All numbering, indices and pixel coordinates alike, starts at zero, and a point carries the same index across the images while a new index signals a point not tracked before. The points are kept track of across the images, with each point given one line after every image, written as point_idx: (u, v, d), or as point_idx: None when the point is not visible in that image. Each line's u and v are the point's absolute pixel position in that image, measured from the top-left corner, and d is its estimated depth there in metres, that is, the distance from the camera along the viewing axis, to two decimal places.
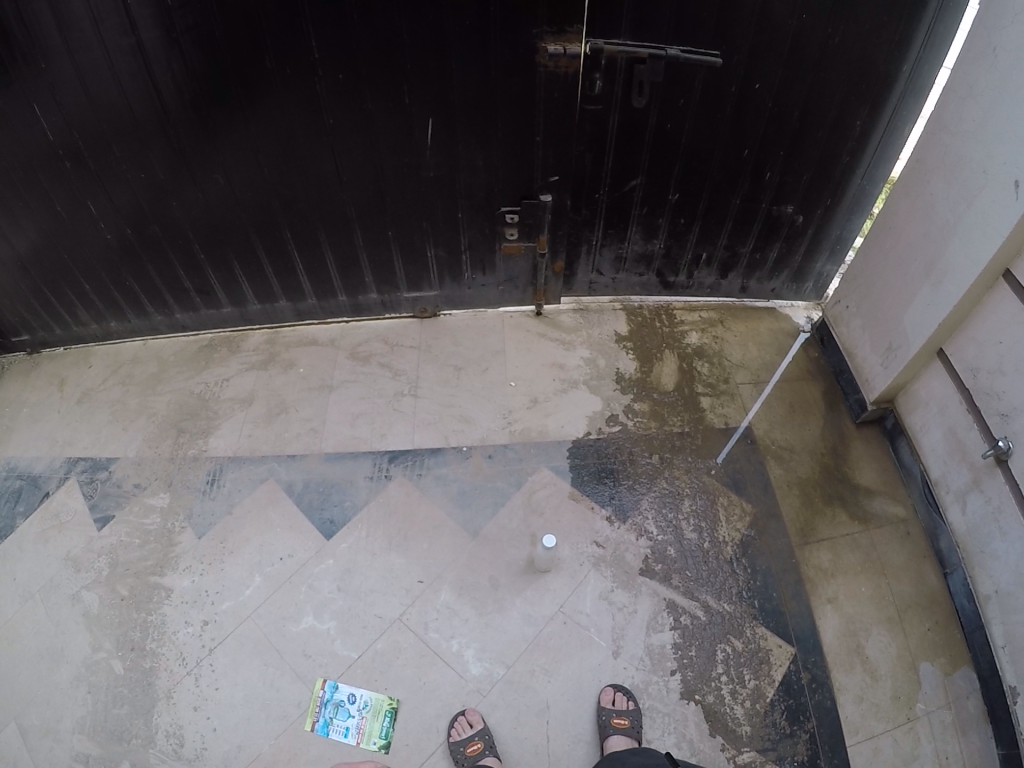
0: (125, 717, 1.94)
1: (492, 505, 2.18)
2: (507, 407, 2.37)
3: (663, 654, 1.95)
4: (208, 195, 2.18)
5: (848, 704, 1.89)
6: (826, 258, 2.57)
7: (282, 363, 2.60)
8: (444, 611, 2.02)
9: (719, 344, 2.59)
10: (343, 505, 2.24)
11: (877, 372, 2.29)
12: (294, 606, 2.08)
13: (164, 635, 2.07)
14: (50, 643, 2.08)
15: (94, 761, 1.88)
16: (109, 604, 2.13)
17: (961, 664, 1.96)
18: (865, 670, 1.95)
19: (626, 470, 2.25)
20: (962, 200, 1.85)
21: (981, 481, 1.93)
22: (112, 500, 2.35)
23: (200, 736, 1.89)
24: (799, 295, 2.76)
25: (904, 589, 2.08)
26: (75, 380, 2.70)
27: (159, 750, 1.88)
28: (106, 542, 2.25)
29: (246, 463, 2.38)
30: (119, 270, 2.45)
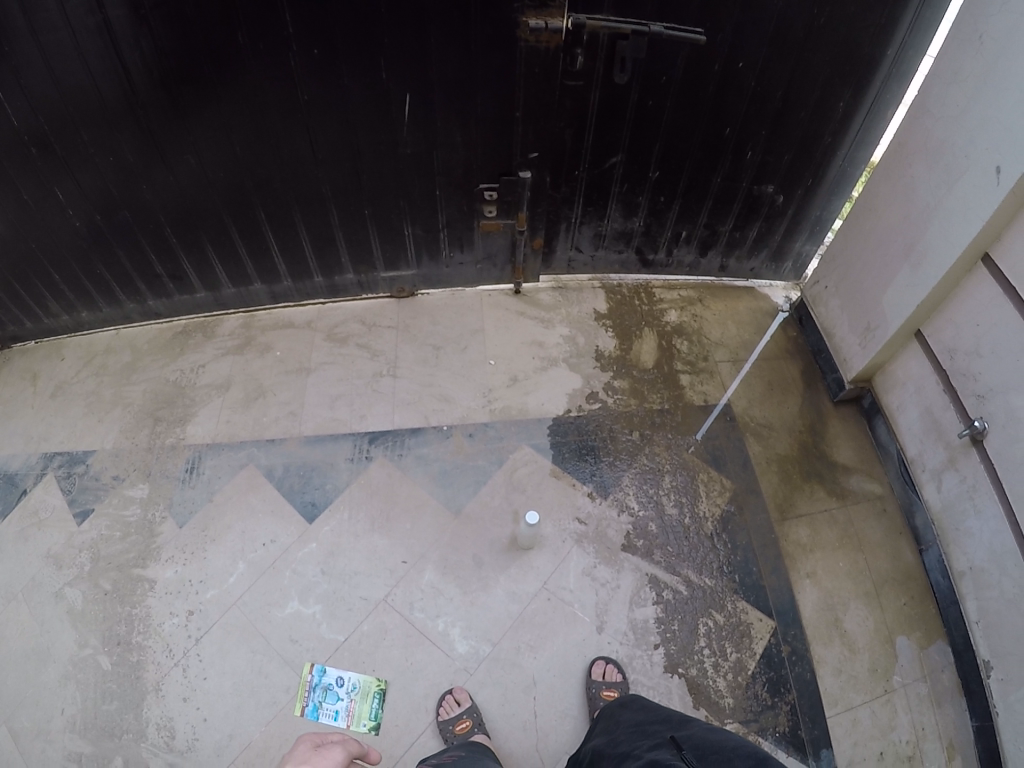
0: (115, 713, 1.94)
1: (474, 484, 2.17)
2: (487, 386, 2.35)
3: (646, 629, 1.96)
4: (180, 178, 2.14)
5: (827, 676, 1.91)
6: (805, 238, 2.58)
7: (259, 347, 2.58)
8: (429, 590, 2.01)
9: (698, 322, 2.60)
10: (325, 488, 2.22)
11: (855, 352, 2.30)
12: (279, 591, 2.07)
13: (150, 628, 2.06)
14: (35, 643, 2.07)
15: (87, 760, 1.89)
16: (92, 600, 2.12)
17: (936, 638, 1.99)
18: (843, 643, 1.96)
19: (607, 448, 2.24)
20: (943, 184, 1.85)
21: (956, 461, 1.95)
22: (92, 494, 2.32)
23: (190, 728, 1.90)
24: (778, 275, 2.77)
25: (881, 563, 2.10)
26: (49, 374, 2.65)
27: (150, 743, 1.90)
28: (87, 538, 2.23)
29: (225, 450, 2.36)
30: (89, 258, 2.40)
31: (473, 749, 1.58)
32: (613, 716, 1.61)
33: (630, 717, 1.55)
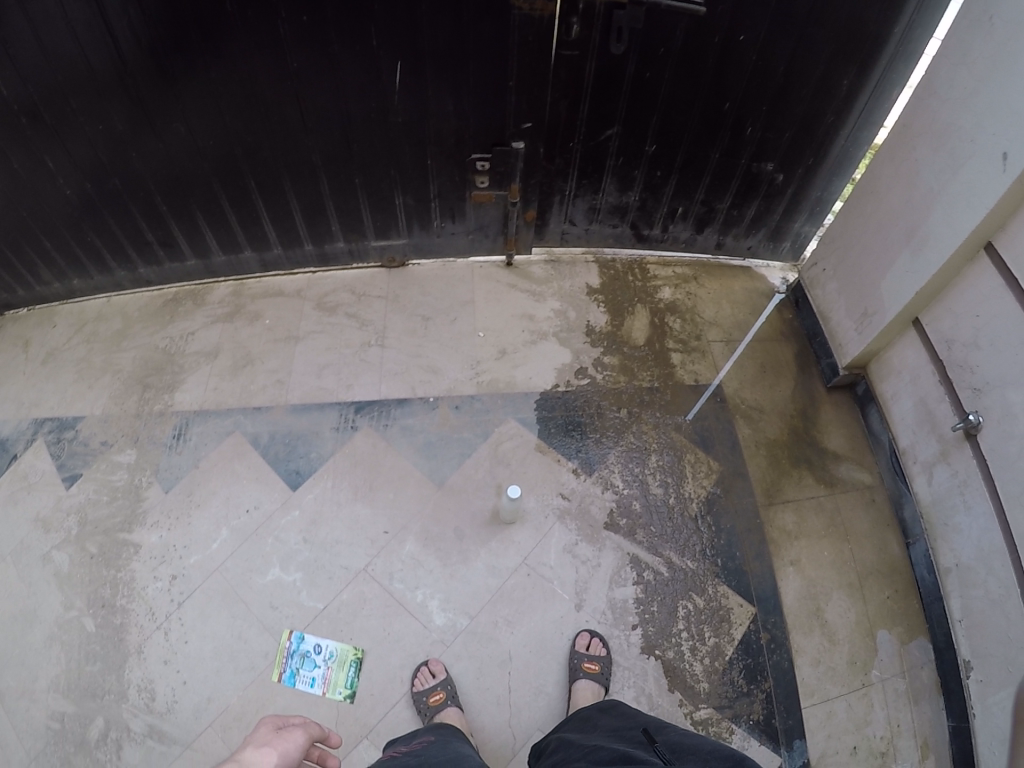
0: (98, 675, 1.95)
1: (458, 457, 2.15)
2: (475, 358, 2.32)
3: (625, 608, 1.95)
4: (170, 146, 2.11)
5: (805, 666, 1.91)
6: (804, 219, 2.54)
7: (247, 315, 2.55)
8: (409, 562, 2.00)
9: (692, 301, 2.57)
10: (309, 456, 2.20)
11: (851, 338, 2.28)
12: (261, 558, 2.06)
13: (134, 591, 2.07)
14: (23, 605, 2.08)
15: (70, 719, 1.90)
16: (79, 563, 2.12)
17: (918, 635, 1.97)
18: (823, 633, 1.96)
19: (594, 424, 2.22)
20: (948, 170, 1.82)
21: (949, 455, 1.93)
22: (80, 459, 2.33)
23: (170, 690, 1.91)
24: (776, 255, 2.73)
25: (866, 555, 2.09)
26: (40, 342, 2.65)
27: (131, 705, 1.90)
28: (74, 502, 2.23)
29: (212, 417, 2.35)
30: (80, 225, 2.37)
31: (448, 733, 1.57)
32: (592, 716, 1.59)
33: (606, 721, 1.54)
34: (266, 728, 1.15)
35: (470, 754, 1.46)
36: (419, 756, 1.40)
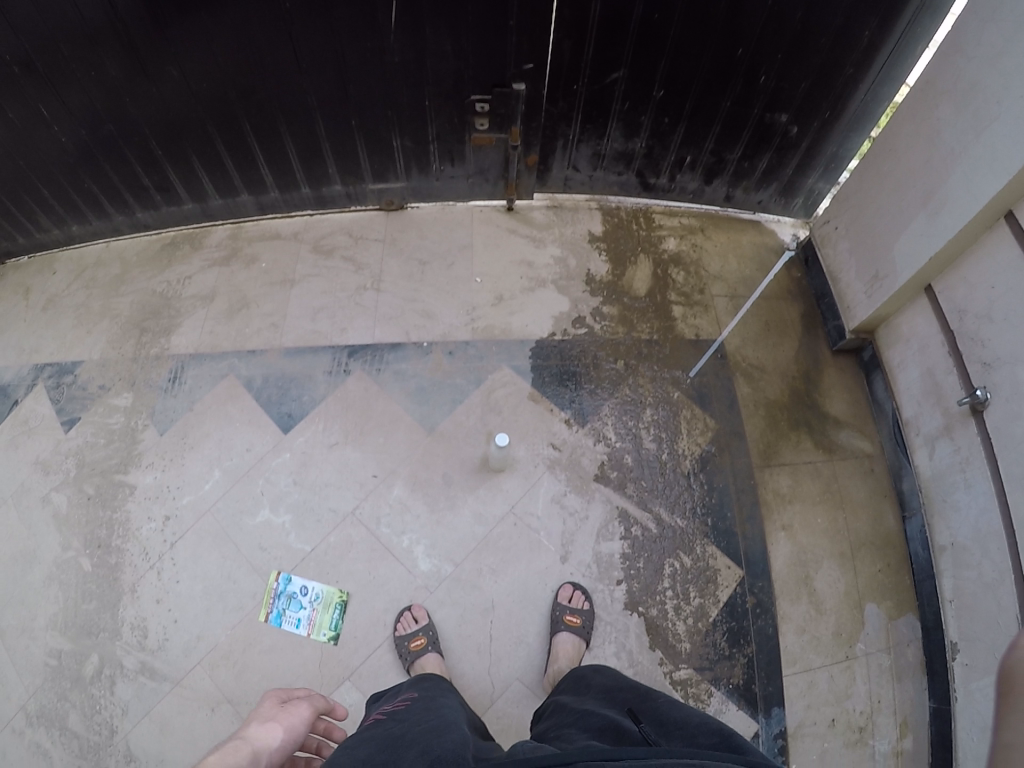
0: (94, 612, 1.99)
1: (450, 403, 2.12)
2: (472, 304, 2.27)
3: (610, 563, 1.94)
4: (163, 90, 2.05)
5: (789, 634, 1.91)
6: (818, 175, 2.45)
7: (244, 258, 2.49)
8: (397, 506, 1.99)
9: (697, 253, 2.51)
10: (301, 400, 2.17)
11: (861, 301, 2.21)
12: (251, 498, 2.05)
13: (129, 532, 2.08)
14: (23, 546, 2.12)
15: (67, 656, 1.96)
16: (77, 505, 2.15)
17: (907, 610, 1.95)
18: (811, 602, 1.95)
19: (589, 375, 2.18)
20: (970, 131, 1.74)
21: (952, 429, 1.88)
22: (79, 403, 2.33)
23: (162, 628, 1.95)
24: (787, 211, 2.64)
25: (860, 525, 2.06)
26: (40, 288, 2.63)
27: (124, 642, 1.95)
28: (73, 444, 2.25)
29: (207, 360, 2.31)
30: (77, 172, 2.34)
31: (435, 686, 1.51)
32: (578, 680, 1.52)
33: (595, 680, 1.47)
34: (271, 702, 1.27)
35: (459, 710, 1.39)
36: (403, 710, 1.33)
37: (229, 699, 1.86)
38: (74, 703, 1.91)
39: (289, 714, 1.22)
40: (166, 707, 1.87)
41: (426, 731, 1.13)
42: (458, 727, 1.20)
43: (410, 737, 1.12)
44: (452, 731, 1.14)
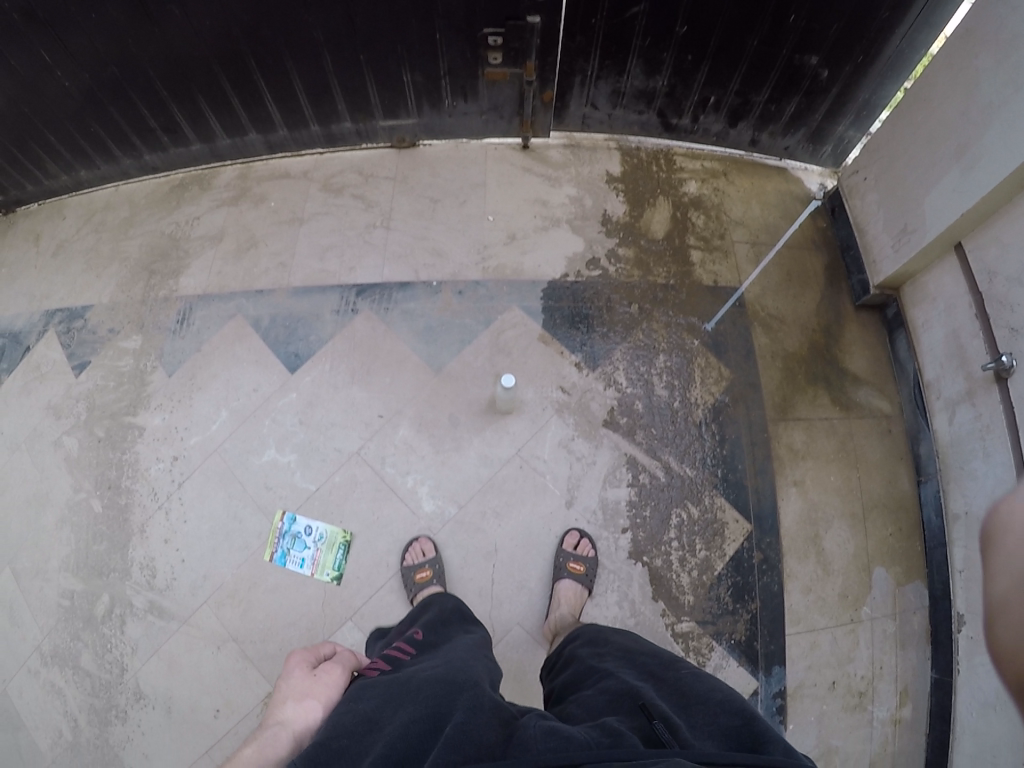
0: (105, 553, 2.01)
1: (458, 343, 2.07)
2: (483, 243, 2.18)
3: (616, 510, 1.91)
4: (167, 30, 1.98)
5: (794, 593, 1.89)
6: (849, 123, 2.35)
7: (254, 197, 2.40)
8: (402, 447, 1.96)
9: (719, 196, 2.41)
10: (309, 340, 2.11)
11: (886, 256, 2.12)
12: (257, 438, 2.02)
13: (138, 472, 2.07)
14: (37, 488, 2.15)
15: (79, 596, 1.99)
16: (87, 447, 2.14)
17: (915, 577, 1.92)
18: (818, 562, 1.92)
19: (602, 319, 2.11)
20: (1011, 82, 1.65)
21: (974, 395, 1.81)
22: (89, 347, 2.30)
23: (169, 568, 1.96)
24: (815, 159, 2.54)
25: (873, 486, 2.00)
26: (51, 233, 2.60)
27: (134, 582, 1.96)
28: (84, 388, 2.23)
29: (215, 301, 2.24)
30: (83, 117, 2.29)
31: (458, 622, 1.43)
32: (609, 634, 1.42)
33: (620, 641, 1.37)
34: (300, 672, 1.15)
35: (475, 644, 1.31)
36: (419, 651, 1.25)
37: (236, 639, 1.88)
38: (86, 643, 1.95)
39: (319, 689, 1.10)
40: (173, 646, 1.90)
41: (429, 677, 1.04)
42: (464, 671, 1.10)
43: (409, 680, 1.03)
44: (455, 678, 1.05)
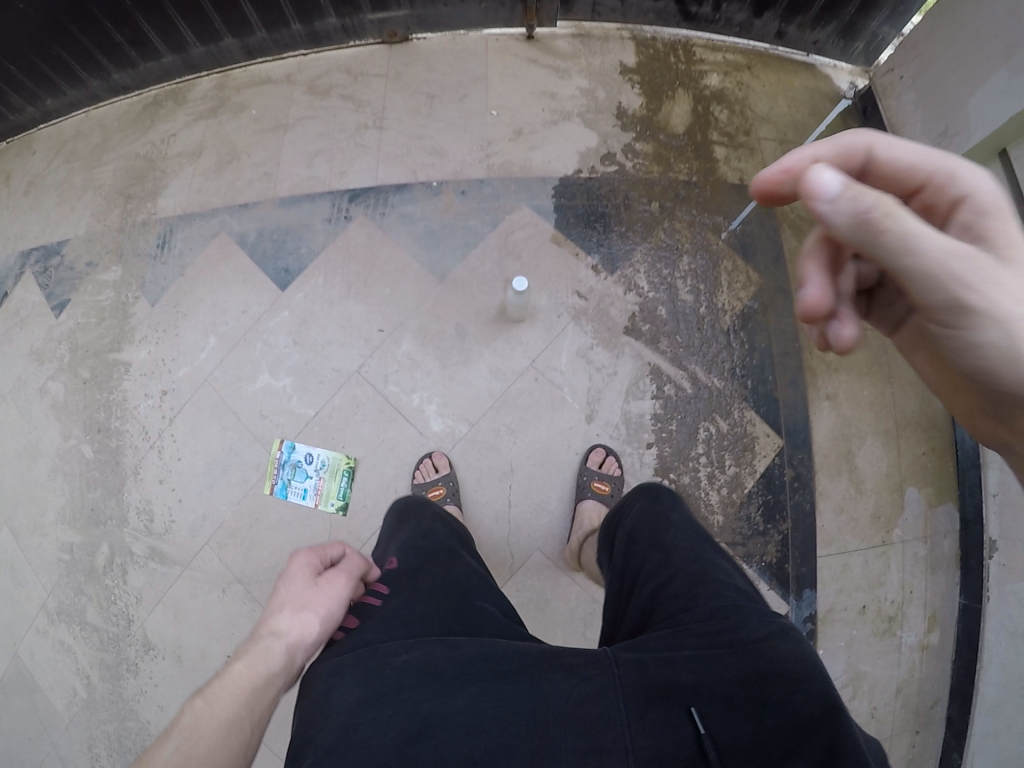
0: (100, 501, 1.87)
1: (462, 248, 1.89)
2: (486, 138, 1.98)
3: (641, 424, 1.76)
4: None
5: (826, 513, 1.75)
6: (885, 16, 2.00)
7: (233, 107, 2.15)
8: (405, 362, 1.80)
9: (744, 90, 2.15)
10: (299, 252, 1.94)
11: None
12: (250, 364, 1.86)
13: (127, 411, 1.92)
14: (24, 440, 2.00)
15: (78, 549, 1.86)
16: (73, 390, 1.98)
17: (946, 499, 1.77)
18: (851, 479, 1.77)
19: (620, 217, 1.92)
20: None
21: None
22: (68, 285, 2.12)
23: (167, 510, 1.82)
24: (845, 57, 2.19)
25: (908, 402, 1.80)
26: (21, 169, 2.34)
27: (131, 529, 1.83)
28: (64, 329, 2.05)
29: (197, 219, 2.06)
30: (43, 41, 2.03)
31: (448, 541, 1.20)
32: (657, 507, 1.14)
33: (673, 518, 1.10)
34: (299, 569, 0.91)
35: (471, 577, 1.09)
36: (403, 578, 1.02)
37: (241, 581, 1.76)
38: (89, 598, 1.84)
39: (319, 598, 0.88)
40: (176, 592, 1.78)
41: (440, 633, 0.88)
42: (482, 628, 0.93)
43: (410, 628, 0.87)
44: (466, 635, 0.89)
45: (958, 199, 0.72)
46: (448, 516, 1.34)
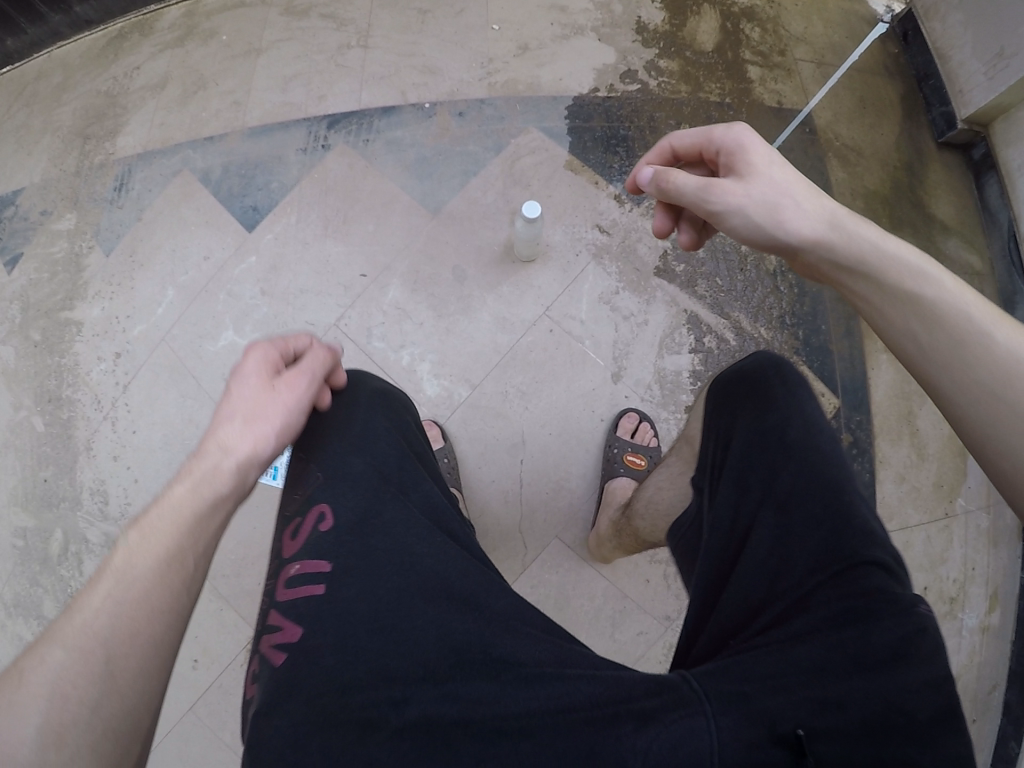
0: (52, 481, 1.61)
1: (461, 177, 1.63)
2: (487, 54, 1.72)
3: (677, 385, 1.49)
4: None
5: (887, 483, 1.49)
6: None
7: (201, 34, 1.83)
8: (393, 312, 1.54)
9: (775, 8, 1.84)
10: (269, 188, 1.68)
11: (980, 87, 1.67)
12: (211, 320, 1.62)
13: (79, 378, 1.65)
14: None
15: (32, 536, 1.59)
16: (24, 356, 1.69)
17: None
18: (913, 444, 1.52)
19: (644, 142, 1.66)
20: None
21: None
22: (21, 236, 1.78)
23: (123, 491, 1.57)
24: None
25: None
26: None
27: (85, 512, 1.58)
28: (13, 288, 1.74)
29: (158, 158, 1.76)
30: None
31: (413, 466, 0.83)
32: (764, 417, 0.79)
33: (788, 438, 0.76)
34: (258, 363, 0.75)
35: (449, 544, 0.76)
36: (340, 548, 0.70)
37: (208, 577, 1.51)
38: (47, 590, 1.56)
39: (271, 406, 0.72)
40: None
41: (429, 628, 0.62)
42: (489, 602, 0.68)
43: (382, 646, 0.61)
44: (466, 627, 0.63)
45: (720, 151, 0.87)
46: (403, 411, 0.94)
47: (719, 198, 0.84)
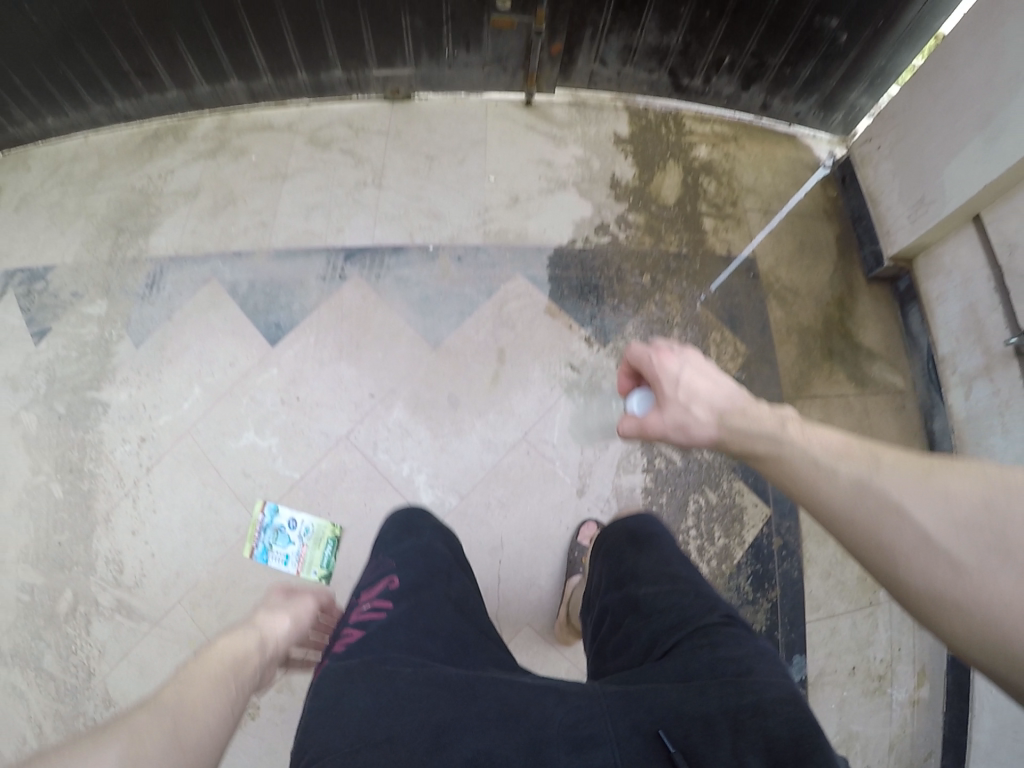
0: (66, 545, 1.60)
1: (458, 315, 1.70)
2: (484, 203, 1.82)
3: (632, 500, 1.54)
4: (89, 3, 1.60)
5: (814, 579, 1.53)
6: (863, 90, 1.77)
7: (232, 149, 1.92)
8: (396, 430, 1.60)
9: (730, 160, 1.91)
10: (292, 307, 1.74)
11: (901, 226, 1.64)
12: (234, 419, 1.65)
13: (102, 453, 1.66)
14: None
15: (39, 593, 1.58)
16: (47, 428, 1.70)
17: None
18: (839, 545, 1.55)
19: (612, 288, 1.74)
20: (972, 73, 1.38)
21: (993, 369, 1.43)
22: (51, 312, 1.81)
23: (138, 563, 1.57)
24: (822, 127, 1.94)
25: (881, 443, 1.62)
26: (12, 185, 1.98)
27: (98, 578, 1.57)
28: (45, 362, 1.75)
29: (189, 265, 1.81)
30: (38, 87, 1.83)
31: (437, 559, 0.96)
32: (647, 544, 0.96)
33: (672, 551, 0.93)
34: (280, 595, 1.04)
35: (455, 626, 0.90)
36: (409, 594, 0.86)
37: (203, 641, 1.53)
38: (49, 643, 1.55)
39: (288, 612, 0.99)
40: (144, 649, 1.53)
41: (409, 669, 0.72)
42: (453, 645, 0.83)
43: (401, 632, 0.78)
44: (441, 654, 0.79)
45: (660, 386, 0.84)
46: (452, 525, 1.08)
47: (668, 382, 0.83)
